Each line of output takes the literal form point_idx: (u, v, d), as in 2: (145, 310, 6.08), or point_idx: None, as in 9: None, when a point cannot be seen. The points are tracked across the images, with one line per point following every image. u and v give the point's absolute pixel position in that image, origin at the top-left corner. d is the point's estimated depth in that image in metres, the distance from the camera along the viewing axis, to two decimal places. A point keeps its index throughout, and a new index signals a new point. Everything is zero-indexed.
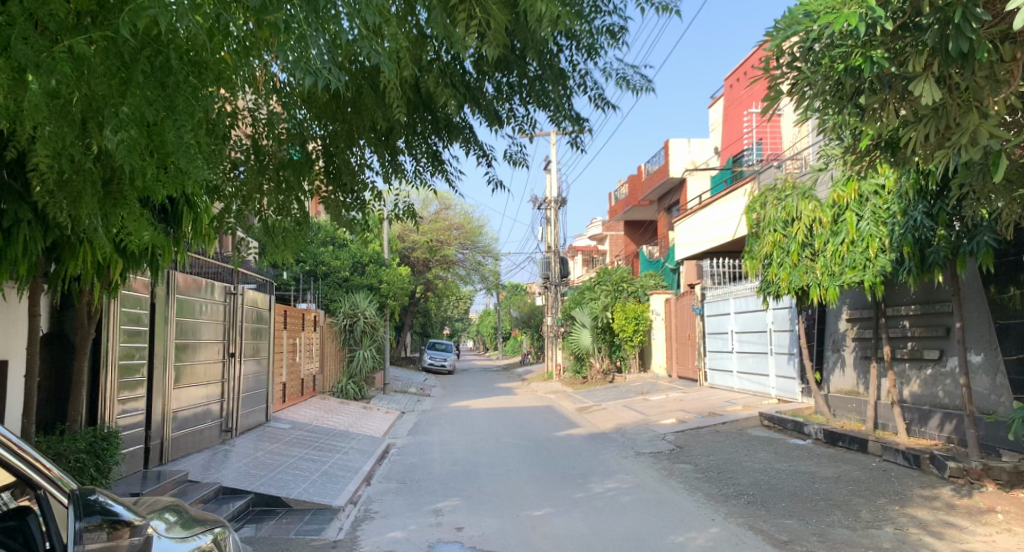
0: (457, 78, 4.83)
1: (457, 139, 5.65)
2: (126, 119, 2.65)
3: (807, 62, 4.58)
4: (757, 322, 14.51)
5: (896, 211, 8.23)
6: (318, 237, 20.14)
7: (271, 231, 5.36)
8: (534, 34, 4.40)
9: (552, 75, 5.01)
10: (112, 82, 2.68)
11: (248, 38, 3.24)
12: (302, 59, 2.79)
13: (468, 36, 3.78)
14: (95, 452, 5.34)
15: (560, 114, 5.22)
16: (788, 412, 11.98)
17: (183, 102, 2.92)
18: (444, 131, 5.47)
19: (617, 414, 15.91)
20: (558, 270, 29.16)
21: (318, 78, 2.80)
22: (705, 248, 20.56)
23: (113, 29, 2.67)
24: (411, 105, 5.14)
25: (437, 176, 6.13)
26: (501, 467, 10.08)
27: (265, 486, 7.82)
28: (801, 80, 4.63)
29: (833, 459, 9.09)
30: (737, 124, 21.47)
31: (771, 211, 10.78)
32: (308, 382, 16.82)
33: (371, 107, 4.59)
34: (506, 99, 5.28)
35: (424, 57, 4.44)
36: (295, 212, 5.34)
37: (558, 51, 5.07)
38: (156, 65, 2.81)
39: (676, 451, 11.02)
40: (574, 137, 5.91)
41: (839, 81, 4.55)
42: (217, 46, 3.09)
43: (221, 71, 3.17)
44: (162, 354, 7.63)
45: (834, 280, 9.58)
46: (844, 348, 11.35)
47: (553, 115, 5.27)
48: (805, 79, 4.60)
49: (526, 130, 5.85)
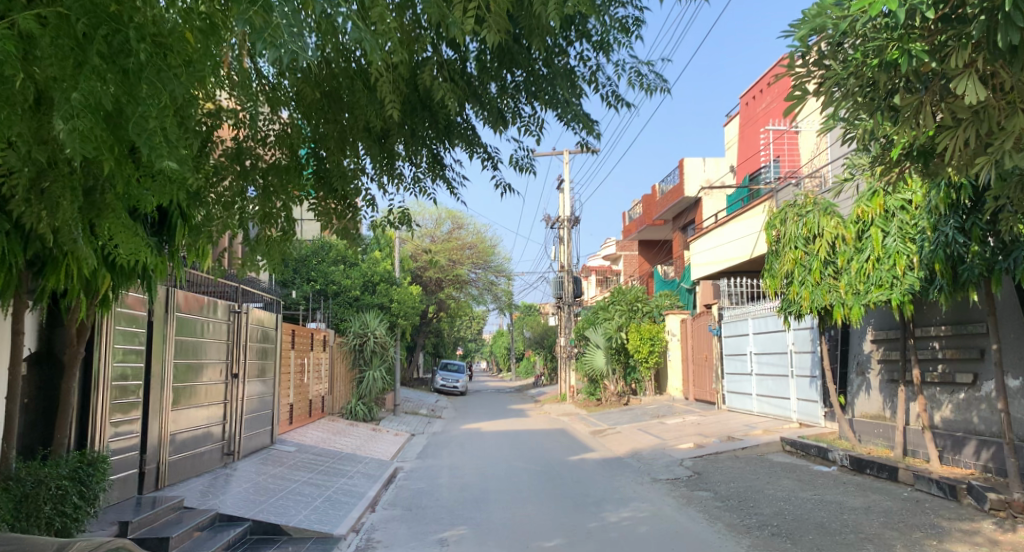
0: (458, 74, 4.57)
1: (459, 141, 5.38)
2: (77, 105, 2.46)
3: (837, 61, 4.26)
4: (777, 343, 14.06)
5: (925, 227, 7.85)
6: (329, 256, 19.99)
7: (258, 245, 4.85)
8: (539, 22, 4.13)
9: (560, 73, 4.75)
10: (64, 63, 2.56)
11: (217, 15, 3.07)
12: (268, 31, 2.57)
13: (466, 22, 3.52)
14: (79, 479, 5.03)
15: (570, 115, 4.93)
16: (811, 437, 11.49)
17: (146, 89, 2.74)
18: (445, 132, 5.20)
19: (632, 438, 15.43)
20: (572, 290, 28.82)
21: (290, 57, 2.58)
22: (722, 267, 20.16)
23: (64, 6, 2.58)
24: (410, 105, 4.87)
25: (439, 181, 5.87)
26: (510, 494, 9.69)
27: (263, 513, 7.49)
28: (831, 80, 4.29)
29: (861, 488, 8.61)
30: (753, 141, 21.21)
31: (792, 227, 10.42)
32: (316, 403, 16.51)
33: (364, 104, 4.34)
34: (511, 97, 5.01)
35: (420, 51, 4.18)
36: (282, 223, 4.87)
37: (567, 47, 4.80)
38: (115, 45, 2.68)
39: (694, 477, 10.56)
40: (584, 139, 5.64)
41: (870, 82, 4.23)
42: (184, 26, 2.94)
43: (192, 55, 3.01)
44: (160, 375, 7.37)
45: (858, 298, 9.15)
46: (869, 371, 10.88)
47: (563, 116, 4.99)
48: (836, 78, 4.25)
49: (533, 131, 5.57)
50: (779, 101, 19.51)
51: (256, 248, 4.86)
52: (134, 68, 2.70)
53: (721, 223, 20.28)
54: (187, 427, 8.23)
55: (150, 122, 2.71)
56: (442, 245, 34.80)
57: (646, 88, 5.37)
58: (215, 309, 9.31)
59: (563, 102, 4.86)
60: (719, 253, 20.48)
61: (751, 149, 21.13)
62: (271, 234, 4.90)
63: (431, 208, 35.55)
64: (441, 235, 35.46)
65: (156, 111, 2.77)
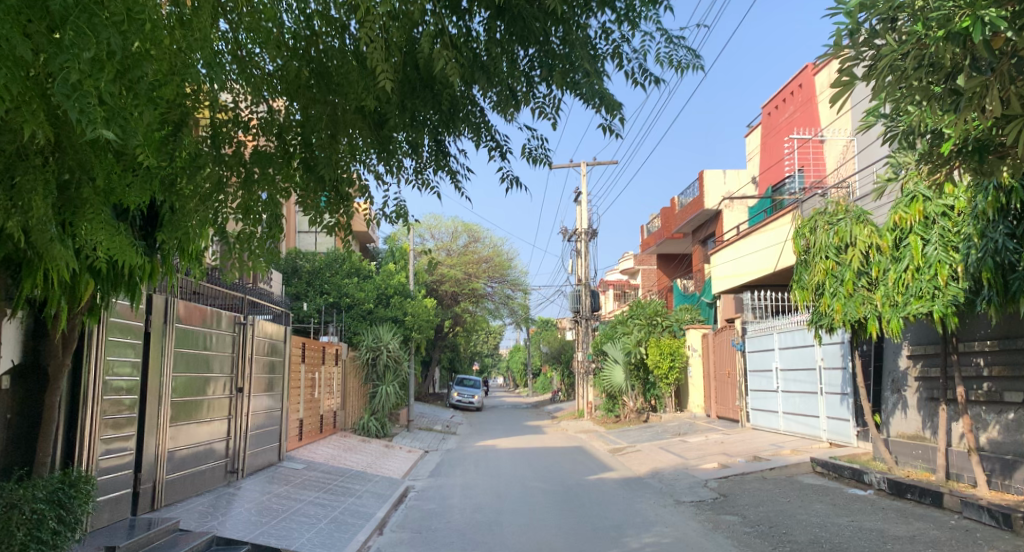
0: (462, 48, 4.21)
1: (466, 129, 5.01)
2: None
3: (897, 38, 3.90)
4: (805, 358, 13.45)
5: (970, 233, 7.33)
6: (342, 268, 19.72)
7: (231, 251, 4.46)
8: None
9: (576, 45, 4.39)
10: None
11: None
12: None
13: None
14: (58, 501, 4.66)
15: (588, 97, 4.58)
16: (844, 458, 10.87)
17: (71, 35, 2.53)
18: (451, 119, 4.82)
19: (652, 457, 14.85)
20: (589, 303, 28.33)
21: None
22: (745, 280, 19.58)
23: None
24: (409, 86, 4.50)
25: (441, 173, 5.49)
26: (526, 516, 9.20)
27: (264, 536, 7.07)
28: (887, 56, 3.85)
29: (903, 514, 8.00)
30: (776, 152, 20.65)
31: (823, 236, 9.89)
32: (328, 419, 16.14)
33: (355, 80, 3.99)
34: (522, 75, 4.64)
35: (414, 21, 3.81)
36: (268, 220, 4.48)
37: (583, 17, 4.44)
38: None
39: (720, 500, 9.99)
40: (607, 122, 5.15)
41: (932, 59, 3.80)
42: None
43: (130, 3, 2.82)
44: (157, 389, 7.03)
45: (896, 311, 8.56)
46: (905, 389, 10.28)
47: (584, 99, 4.66)
48: (890, 54, 3.82)
49: (548, 113, 5.16)
50: (806, 109, 18.99)
51: (236, 245, 4.44)
52: (57, 12, 2.54)
53: (744, 234, 19.74)
54: (188, 444, 7.88)
55: (72, 74, 2.48)
56: (458, 259, 34.54)
57: (675, 65, 4.97)
58: (220, 322, 8.99)
59: (583, 86, 4.51)
60: (742, 266, 19.90)
61: (773, 160, 20.63)
62: (253, 231, 4.50)
63: (447, 222, 35.37)
64: (457, 248, 35.27)
65: (85, 62, 2.57)
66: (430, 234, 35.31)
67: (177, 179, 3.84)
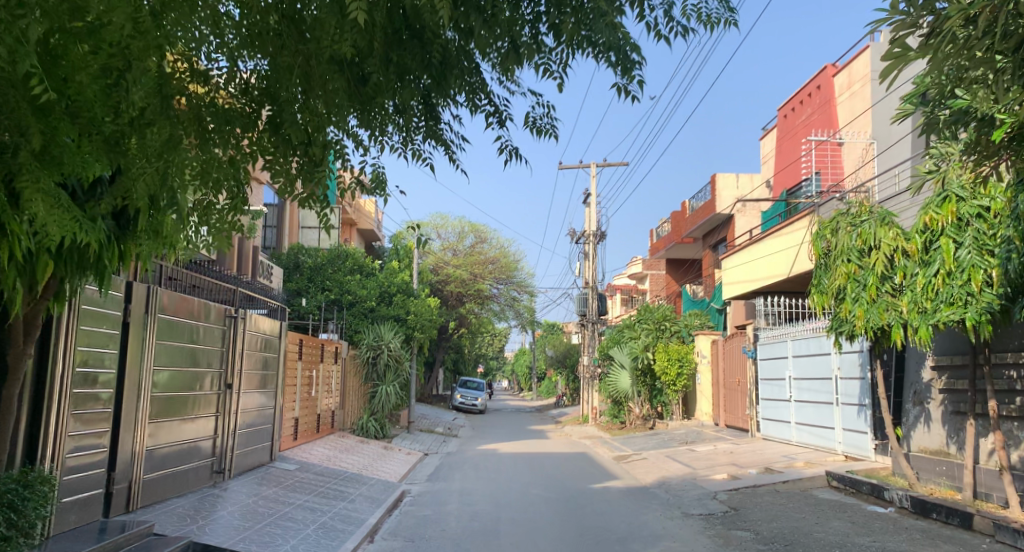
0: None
1: (462, 87, 4.65)
2: None
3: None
4: (820, 367, 12.93)
5: (1008, 235, 6.86)
6: (344, 265, 19.32)
7: (204, 214, 4.33)
8: None
9: None
10: None
11: None
12: None
13: None
14: (7, 503, 4.21)
15: (598, 47, 4.40)
16: (862, 472, 10.34)
17: None
18: (443, 74, 4.42)
19: (659, 466, 14.33)
20: (596, 307, 27.83)
21: None
22: (758, 286, 19.05)
23: None
24: (396, 38, 4.14)
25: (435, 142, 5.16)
26: (526, 526, 8.72)
27: (245, 542, 6.62)
28: (955, 15, 3.36)
29: (929, 536, 7.47)
30: (792, 155, 20.10)
31: (845, 238, 9.38)
32: (325, 418, 15.73)
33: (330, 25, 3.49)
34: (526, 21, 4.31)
35: None
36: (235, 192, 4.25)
37: None
38: None
39: (730, 513, 9.48)
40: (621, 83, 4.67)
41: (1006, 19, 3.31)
42: None
43: None
44: (136, 381, 6.63)
45: (925, 317, 8.04)
46: (928, 401, 9.75)
47: (594, 46, 4.37)
48: (960, 13, 3.33)
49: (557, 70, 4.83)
50: (824, 110, 18.43)
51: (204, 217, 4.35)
52: None
53: (757, 239, 19.21)
54: (171, 442, 7.45)
55: None
56: (464, 259, 34.16)
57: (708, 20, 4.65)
58: (209, 314, 8.58)
59: (598, 38, 4.19)
60: (755, 271, 19.39)
61: (788, 164, 20.09)
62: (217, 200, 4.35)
63: (454, 221, 35.03)
64: (463, 249, 34.92)
65: None
66: (436, 233, 35.01)
67: (126, 139, 3.33)
